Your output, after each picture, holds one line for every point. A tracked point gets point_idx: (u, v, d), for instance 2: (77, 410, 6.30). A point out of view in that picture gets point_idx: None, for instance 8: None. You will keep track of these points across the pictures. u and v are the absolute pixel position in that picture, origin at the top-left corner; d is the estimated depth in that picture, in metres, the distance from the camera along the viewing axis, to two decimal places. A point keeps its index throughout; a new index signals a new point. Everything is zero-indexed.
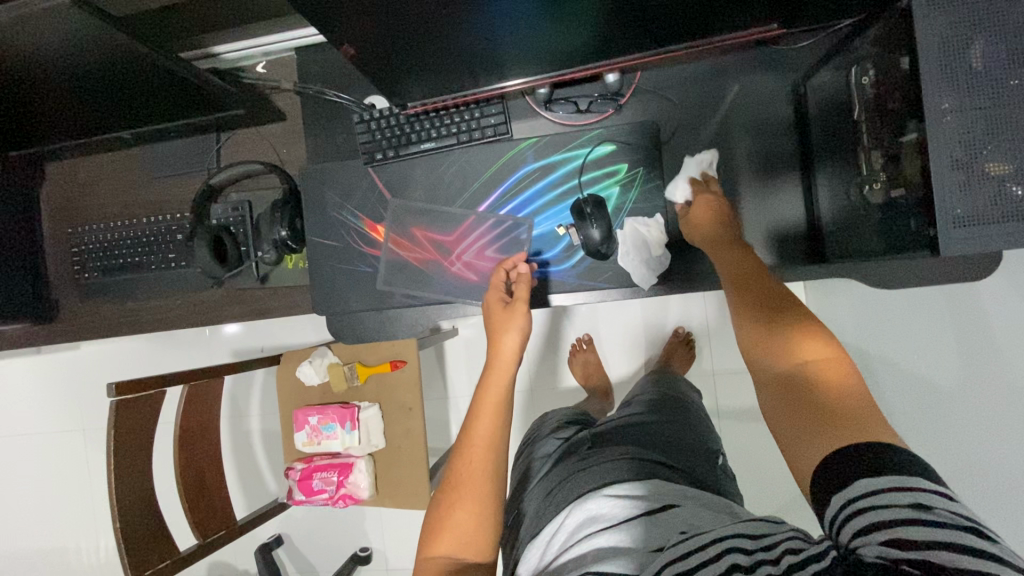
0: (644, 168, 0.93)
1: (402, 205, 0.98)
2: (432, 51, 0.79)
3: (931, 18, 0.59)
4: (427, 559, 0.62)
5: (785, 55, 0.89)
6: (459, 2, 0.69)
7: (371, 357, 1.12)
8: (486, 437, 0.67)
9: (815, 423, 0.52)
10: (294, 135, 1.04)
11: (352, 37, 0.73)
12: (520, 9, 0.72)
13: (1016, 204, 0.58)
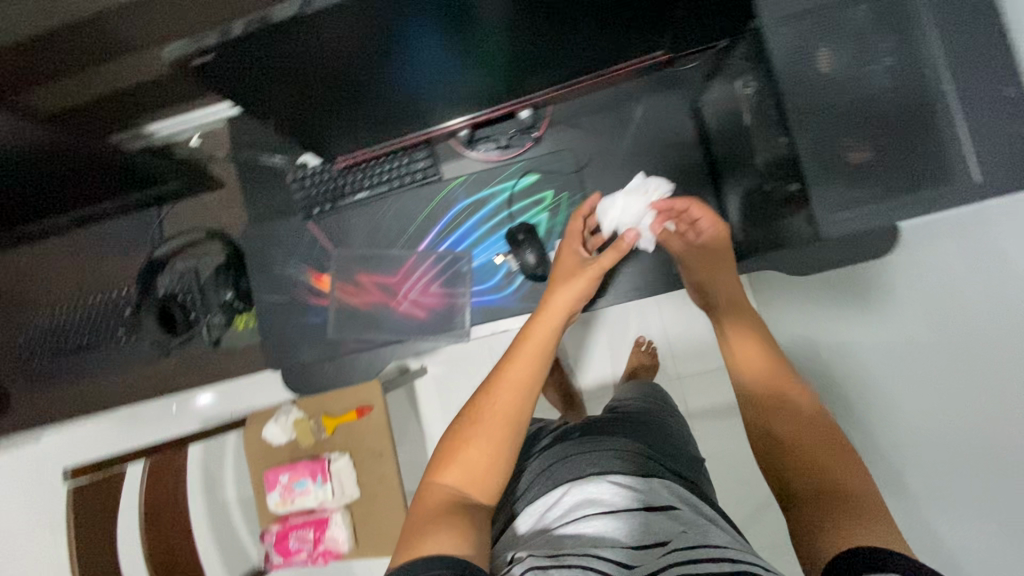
0: (567, 192, 1.00)
1: (345, 253, 1.01)
2: (356, 110, 0.85)
3: (780, 30, 0.66)
4: (431, 484, 0.64)
5: (680, 76, 0.97)
6: (373, 69, 0.76)
7: (336, 407, 1.04)
8: (519, 382, 0.68)
9: (833, 517, 0.56)
10: (234, 201, 1.07)
11: (278, 108, 0.78)
12: (433, 69, 0.79)
13: (882, 185, 0.64)
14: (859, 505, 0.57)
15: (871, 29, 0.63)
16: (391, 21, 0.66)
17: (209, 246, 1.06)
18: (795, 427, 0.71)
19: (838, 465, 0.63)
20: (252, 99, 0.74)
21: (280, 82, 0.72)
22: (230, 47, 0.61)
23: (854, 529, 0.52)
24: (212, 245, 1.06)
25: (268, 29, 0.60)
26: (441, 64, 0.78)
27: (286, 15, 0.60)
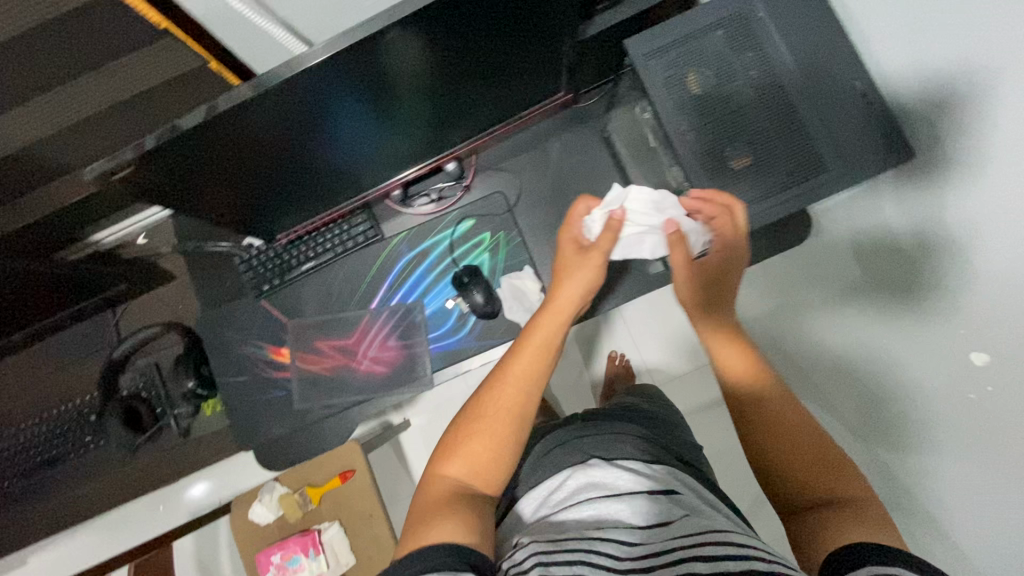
0: (503, 231, 1.05)
1: (300, 324, 1.04)
2: (290, 192, 0.91)
3: (650, 62, 0.73)
4: (435, 475, 0.61)
5: (587, 110, 1.05)
6: (298, 156, 0.82)
7: (320, 476, 1.02)
8: (527, 372, 0.64)
9: (844, 519, 0.48)
10: (186, 291, 1.09)
11: (214, 205, 0.84)
12: (356, 142, 0.86)
13: (763, 185, 0.71)
14: (861, 508, 0.49)
15: (728, 53, 0.72)
16: (298, 107, 0.70)
17: (168, 338, 1.07)
18: (788, 424, 0.57)
19: (843, 475, 0.53)
20: (184, 196, 0.78)
21: (207, 175, 0.76)
22: (147, 156, 0.66)
23: (856, 530, 0.46)
24: (170, 336, 1.07)
25: (182, 134, 0.65)
26: (361, 131, 0.83)
27: (191, 125, 0.65)
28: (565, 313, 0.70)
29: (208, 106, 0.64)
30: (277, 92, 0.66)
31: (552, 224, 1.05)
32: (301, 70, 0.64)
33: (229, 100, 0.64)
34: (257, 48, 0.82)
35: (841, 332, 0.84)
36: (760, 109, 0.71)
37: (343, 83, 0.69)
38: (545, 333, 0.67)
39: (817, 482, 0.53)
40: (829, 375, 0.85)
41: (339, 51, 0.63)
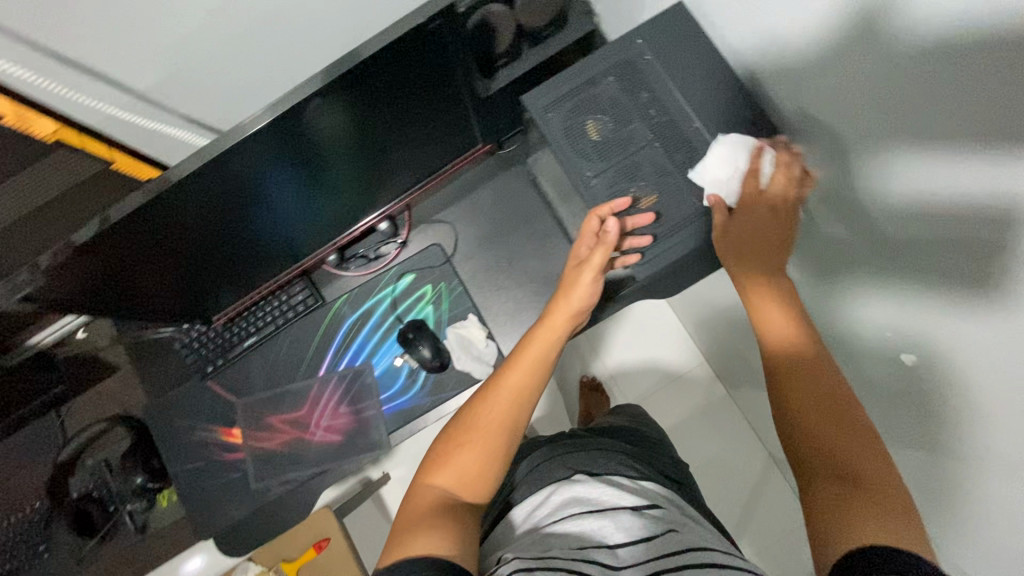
0: (444, 282, 1.05)
1: (249, 401, 1.03)
2: (219, 276, 0.91)
3: (548, 114, 0.75)
4: (422, 485, 0.63)
5: (512, 156, 1.07)
6: (217, 244, 0.83)
7: (292, 550, 1.04)
8: (517, 389, 0.66)
9: (852, 513, 0.49)
10: (130, 381, 1.07)
11: (136, 306, 0.84)
12: (280, 216, 0.86)
13: (671, 222, 0.74)
14: (873, 497, 0.50)
15: (623, 96, 0.75)
16: (217, 188, 0.72)
17: (114, 433, 1.04)
18: (825, 395, 0.57)
19: (858, 455, 0.53)
20: (105, 299, 0.79)
21: (129, 273, 0.77)
22: (44, 275, 0.67)
23: (872, 527, 0.47)
24: (117, 431, 1.04)
25: (78, 248, 0.67)
26: (289, 202, 0.84)
27: (86, 237, 0.67)
28: (561, 327, 0.72)
29: (101, 217, 0.67)
30: (189, 180, 0.68)
31: (493, 268, 1.06)
32: (230, 145, 0.66)
33: (121, 209, 0.67)
34: (162, 148, 0.90)
35: (877, 312, 0.65)
36: (658, 149, 0.74)
37: (258, 156, 0.70)
38: (536, 352, 0.70)
39: (841, 460, 0.54)
40: (873, 362, 0.69)
41: (258, 129, 0.66)
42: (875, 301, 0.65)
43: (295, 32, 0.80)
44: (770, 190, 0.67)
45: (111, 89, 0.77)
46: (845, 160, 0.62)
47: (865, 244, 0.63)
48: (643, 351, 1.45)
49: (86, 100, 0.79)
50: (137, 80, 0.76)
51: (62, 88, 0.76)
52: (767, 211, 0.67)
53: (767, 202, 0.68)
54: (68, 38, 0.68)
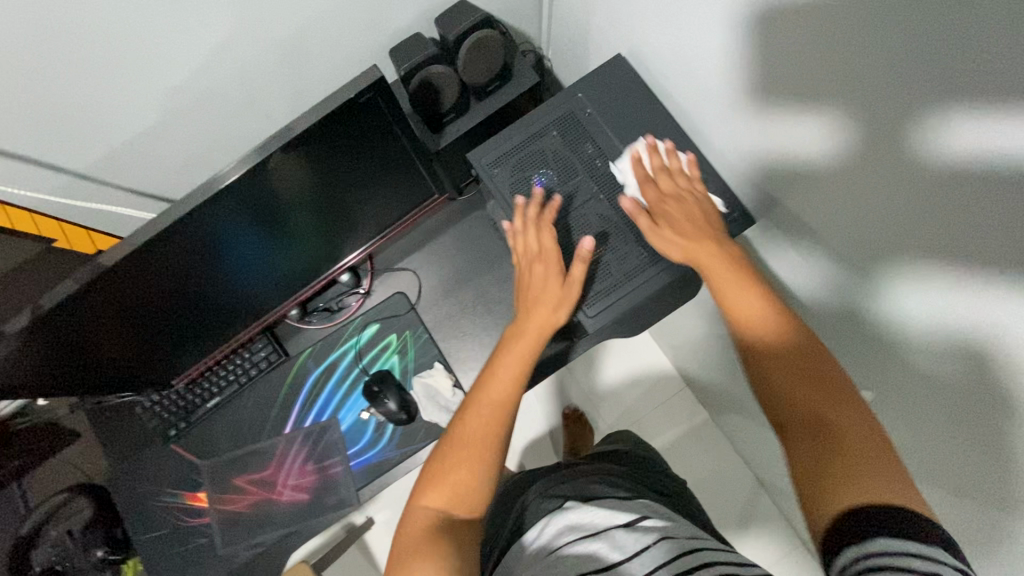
0: (409, 330, 1.04)
1: (214, 463, 1.00)
2: (185, 343, 0.91)
3: (494, 168, 0.80)
4: (416, 508, 0.59)
5: (472, 201, 1.08)
6: (176, 314, 0.84)
7: None
8: (503, 400, 0.64)
9: (834, 474, 0.48)
10: (92, 448, 1.04)
11: (96, 383, 0.84)
12: (236, 276, 0.85)
13: (618, 274, 0.76)
14: (849, 446, 0.49)
15: (568, 151, 0.79)
16: (174, 252, 0.72)
17: (75, 504, 1.01)
18: (788, 355, 0.55)
19: (828, 401, 0.52)
20: (60, 377, 0.78)
21: (82, 342, 0.76)
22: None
23: (858, 487, 0.46)
24: (78, 501, 1.01)
25: (15, 336, 0.66)
26: (250, 258, 0.83)
27: (18, 327, 0.66)
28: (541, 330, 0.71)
29: (31, 307, 0.66)
30: (139, 251, 0.68)
31: (458, 314, 1.05)
32: (189, 212, 0.67)
33: (56, 295, 0.67)
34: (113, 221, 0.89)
35: (922, 299, 0.51)
36: (602, 202, 0.77)
37: (213, 217, 0.70)
38: (519, 349, 0.68)
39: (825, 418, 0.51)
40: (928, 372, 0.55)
41: (220, 189, 0.67)
42: (925, 289, 0.51)
43: (240, 99, 0.77)
44: (663, 181, 0.73)
45: (51, 174, 0.74)
46: (887, 122, 0.47)
47: (909, 215, 0.49)
48: (624, 378, 1.45)
49: (16, 191, 0.74)
50: (76, 163, 0.74)
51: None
52: (677, 195, 0.71)
53: (670, 190, 0.72)
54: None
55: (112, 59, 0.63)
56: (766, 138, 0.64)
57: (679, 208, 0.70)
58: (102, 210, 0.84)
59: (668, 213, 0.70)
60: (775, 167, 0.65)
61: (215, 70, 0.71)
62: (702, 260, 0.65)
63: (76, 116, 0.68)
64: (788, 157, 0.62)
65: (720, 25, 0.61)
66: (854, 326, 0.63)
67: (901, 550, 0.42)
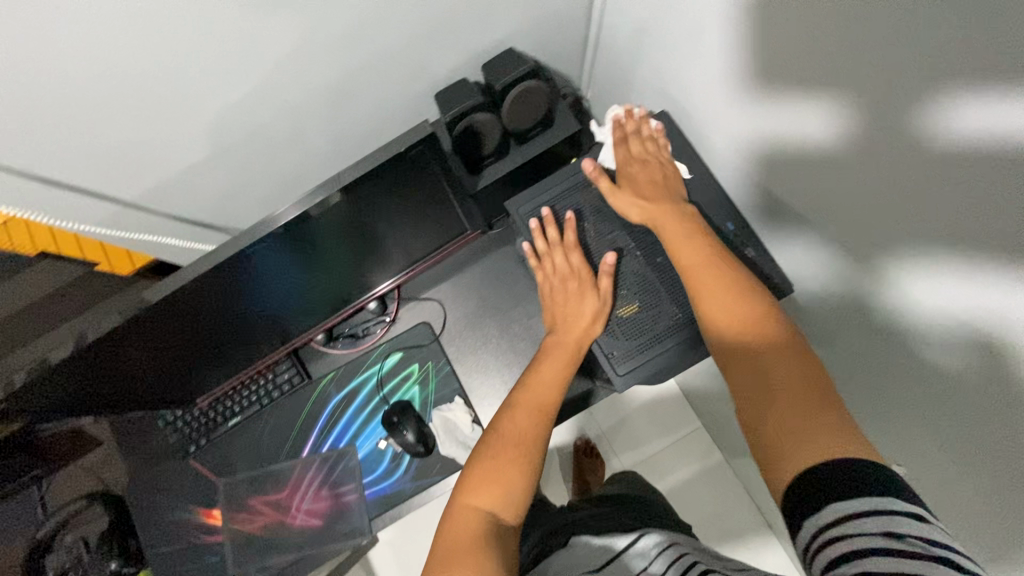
0: (432, 361, 1.04)
1: (231, 480, 1.02)
2: (217, 364, 0.93)
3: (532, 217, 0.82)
4: (463, 506, 0.60)
5: (503, 235, 1.08)
6: (211, 338, 0.86)
7: None
8: (543, 403, 0.69)
9: (781, 429, 0.51)
10: (115, 458, 1.04)
11: (126, 403, 0.88)
12: (274, 300, 0.86)
13: (650, 331, 0.76)
14: (795, 397, 0.52)
15: (606, 205, 0.80)
16: (217, 284, 0.74)
17: (90, 511, 0.98)
18: (747, 318, 0.60)
19: (784, 359, 0.55)
20: (89, 402, 0.81)
21: (119, 366, 0.77)
22: (18, 393, 0.68)
23: (808, 440, 0.48)
24: (93, 509, 0.98)
25: (56, 365, 0.69)
26: (284, 287, 0.85)
27: (63, 356, 0.68)
28: (578, 349, 0.75)
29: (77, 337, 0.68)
30: (186, 286, 0.70)
31: (481, 348, 1.05)
32: (242, 248, 0.69)
33: (99, 329, 0.69)
34: (157, 250, 0.91)
35: (931, 291, 0.50)
36: (638, 258, 0.78)
37: (258, 252, 0.72)
38: (560, 361, 0.73)
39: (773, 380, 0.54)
40: (957, 425, 0.53)
41: (272, 231, 0.69)
42: (933, 280, 0.49)
43: (286, 136, 0.79)
44: (634, 145, 0.81)
45: (99, 203, 0.76)
46: (908, 174, 0.48)
47: (923, 230, 0.48)
48: (639, 415, 1.45)
49: (63, 222, 0.77)
50: (126, 192, 0.76)
51: (34, 215, 0.74)
52: (643, 159, 0.79)
53: (638, 152, 0.80)
54: (47, 162, 0.67)
55: (170, 99, 0.65)
56: (805, 208, 0.64)
57: (644, 171, 0.77)
58: (150, 240, 0.87)
59: (631, 176, 0.78)
60: (807, 233, 0.66)
61: (267, 108, 0.73)
62: (656, 214, 0.72)
63: (130, 149, 0.70)
64: (824, 230, 0.62)
65: (768, 92, 0.62)
66: (886, 382, 0.62)
67: (849, 514, 0.43)
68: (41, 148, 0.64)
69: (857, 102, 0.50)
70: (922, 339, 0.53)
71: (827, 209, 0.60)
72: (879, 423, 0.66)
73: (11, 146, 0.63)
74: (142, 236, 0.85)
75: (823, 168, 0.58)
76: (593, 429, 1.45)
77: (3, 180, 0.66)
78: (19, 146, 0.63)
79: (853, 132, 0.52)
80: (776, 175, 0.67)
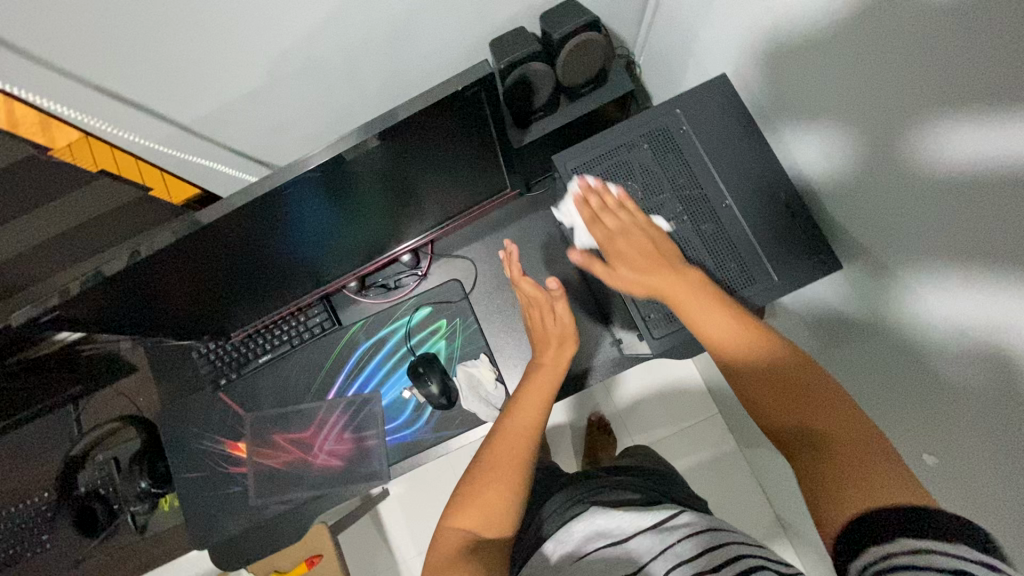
0: (460, 318, 1.05)
1: (258, 416, 1.04)
2: (253, 300, 0.95)
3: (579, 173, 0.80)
4: (447, 528, 0.66)
5: (541, 199, 1.07)
6: (249, 274, 0.87)
7: (286, 563, 1.18)
8: (528, 424, 0.74)
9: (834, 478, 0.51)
10: (147, 383, 1.08)
11: (170, 330, 0.91)
12: (313, 240, 0.86)
13: None
14: (843, 455, 0.52)
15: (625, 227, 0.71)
16: (257, 217, 0.73)
17: (125, 432, 1.06)
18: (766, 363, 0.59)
19: (805, 412, 0.55)
20: (136, 323, 0.84)
21: (158, 291, 0.79)
22: (72, 299, 0.71)
23: (855, 485, 0.49)
24: (127, 430, 1.06)
25: (108, 278, 0.70)
26: (321, 230, 0.85)
27: (115, 269, 0.69)
28: (558, 371, 0.82)
29: (131, 250, 0.69)
30: (227, 216, 0.70)
31: (509, 309, 1.05)
32: (283, 182, 0.68)
33: (151, 245, 0.69)
34: (204, 176, 0.94)
35: (967, 302, 0.51)
36: (685, 223, 0.76)
37: (301, 189, 0.71)
38: (539, 385, 0.79)
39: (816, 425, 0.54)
40: (980, 409, 0.53)
41: (307, 171, 0.68)
42: (960, 288, 0.52)
43: (338, 73, 0.79)
44: (606, 220, 0.72)
45: (154, 122, 0.77)
46: (953, 134, 0.47)
47: (953, 232, 0.51)
48: (655, 396, 1.45)
49: (129, 136, 0.79)
50: (181, 116, 0.77)
51: (103, 125, 0.76)
52: (623, 229, 0.71)
53: (615, 226, 0.72)
54: (104, 73, 0.67)
55: (226, 26, 0.65)
56: (855, 185, 0.63)
57: (630, 241, 0.70)
58: (196, 164, 0.89)
59: (618, 251, 0.70)
60: (855, 212, 0.65)
61: (325, 42, 0.72)
62: (660, 287, 0.67)
63: (189, 73, 0.70)
64: (873, 204, 0.61)
65: (828, 59, 0.60)
66: (906, 376, 0.63)
67: (916, 549, 0.43)
68: (99, 58, 0.65)
69: (917, 65, 0.49)
70: (958, 314, 0.53)
71: (876, 185, 0.60)
72: (905, 412, 0.65)
73: (76, 52, 0.63)
74: (191, 158, 0.87)
75: (880, 141, 0.57)
76: (609, 406, 1.45)
77: (66, 86, 0.68)
78: (80, 55, 0.64)
79: (915, 100, 0.50)
80: (825, 146, 0.66)
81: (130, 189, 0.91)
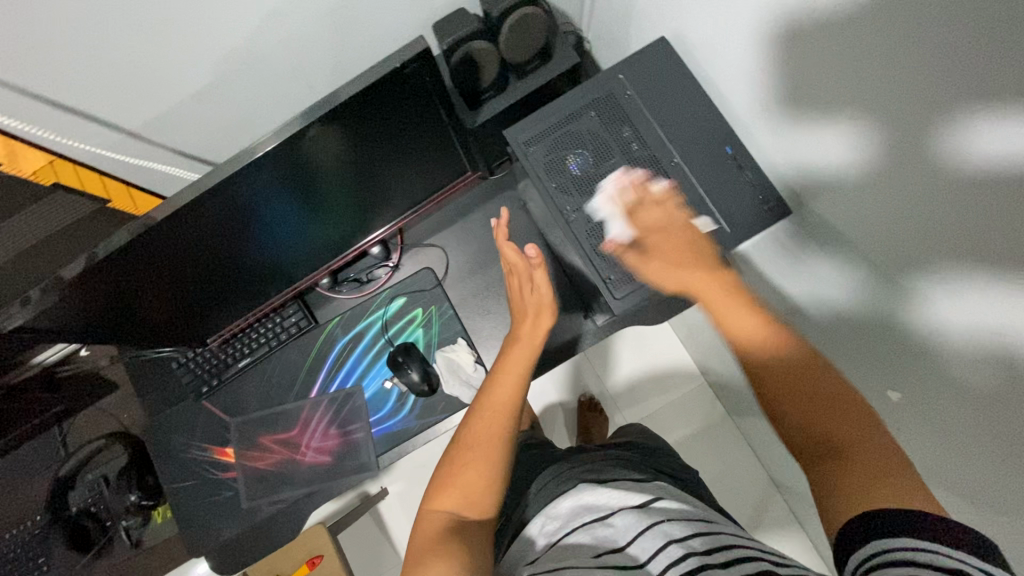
0: (435, 305, 1.06)
1: (243, 421, 1.05)
2: (226, 304, 0.95)
3: (532, 146, 0.81)
4: (431, 511, 0.65)
5: (504, 181, 1.08)
6: (217, 277, 0.87)
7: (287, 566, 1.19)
8: (505, 400, 0.72)
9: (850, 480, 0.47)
10: (130, 399, 1.08)
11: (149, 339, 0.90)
12: (278, 237, 0.86)
13: None
14: (846, 445, 0.50)
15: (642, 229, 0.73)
16: (214, 219, 0.73)
17: (110, 450, 1.07)
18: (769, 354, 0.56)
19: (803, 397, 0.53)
20: (112, 332, 0.83)
21: (125, 299, 0.79)
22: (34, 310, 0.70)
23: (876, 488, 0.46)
24: (114, 447, 1.07)
25: (68, 284, 0.69)
26: (284, 227, 0.84)
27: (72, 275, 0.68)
28: (536, 341, 0.81)
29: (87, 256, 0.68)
30: (179, 215, 0.69)
31: (483, 292, 1.06)
32: (232, 174, 0.67)
33: (108, 247, 0.68)
34: (157, 180, 0.94)
35: (968, 314, 0.50)
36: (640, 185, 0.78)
37: (256, 184, 0.71)
38: (516, 358, 0.78)
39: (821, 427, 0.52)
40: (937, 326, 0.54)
41: (257, 160, 0.67)
42: (953, 293, 0.51)
43: (283, 65, 0.79)
44: (642, 214, 0.74)
45: (102, 129, 0.78)
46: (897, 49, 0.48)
47: (902, 148, 0.51)
48: (641, 369, 1.47)
49: (78, 144, 0.79)
50: (130, 121, 0.78)
51: (52, 136, 0.76)
52: (661, 226, 0.72)
53: (655, 220, 0.73)
54: (45, 80, 0.67)
55: (164, 26, 0.65)
56: (802, 127, 0.65)
57: (668, 238, 0.71)
58: (151, 169, 0.90)
59: (659, 247, 0.70)
60: (804, 153, 0.67)
61: (267, 36, 0.73)
62: (692, 283, 0.65)
63: (134, 76, 0.71)
64: (819, 141, 0.63)
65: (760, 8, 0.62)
66: (867, 316, 0.65)
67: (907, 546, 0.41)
68: (37, 66, 0.65)
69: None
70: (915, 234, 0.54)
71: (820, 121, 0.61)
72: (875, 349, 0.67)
73: (20, 60, 0.63)
74: (146, 163, 0.88)
75: (822, 76, 0.58)
76: (597, 384, 1.46)
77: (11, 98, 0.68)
78: (24, 62, 0.64)
79: (853, 25, 0.52)
80: (771, 92, 0.68)
81: (88, 203, 0.91)
